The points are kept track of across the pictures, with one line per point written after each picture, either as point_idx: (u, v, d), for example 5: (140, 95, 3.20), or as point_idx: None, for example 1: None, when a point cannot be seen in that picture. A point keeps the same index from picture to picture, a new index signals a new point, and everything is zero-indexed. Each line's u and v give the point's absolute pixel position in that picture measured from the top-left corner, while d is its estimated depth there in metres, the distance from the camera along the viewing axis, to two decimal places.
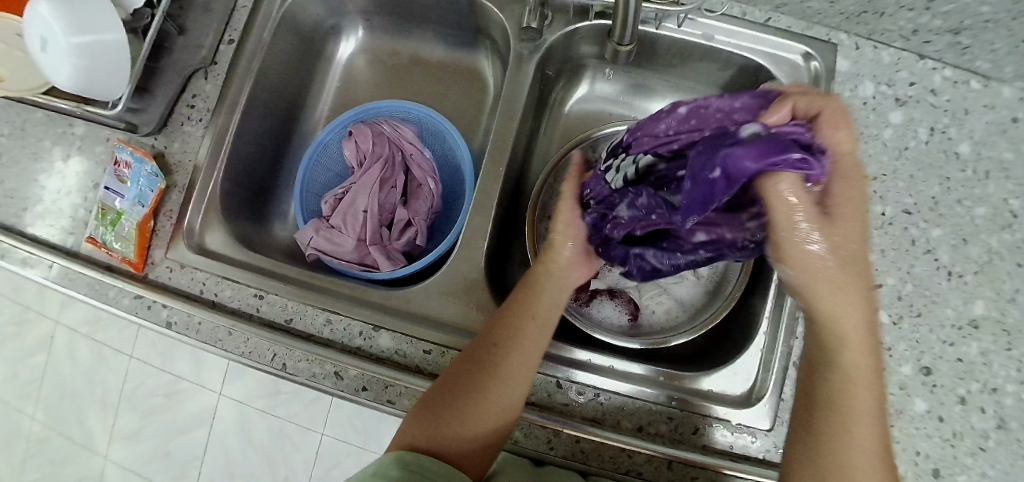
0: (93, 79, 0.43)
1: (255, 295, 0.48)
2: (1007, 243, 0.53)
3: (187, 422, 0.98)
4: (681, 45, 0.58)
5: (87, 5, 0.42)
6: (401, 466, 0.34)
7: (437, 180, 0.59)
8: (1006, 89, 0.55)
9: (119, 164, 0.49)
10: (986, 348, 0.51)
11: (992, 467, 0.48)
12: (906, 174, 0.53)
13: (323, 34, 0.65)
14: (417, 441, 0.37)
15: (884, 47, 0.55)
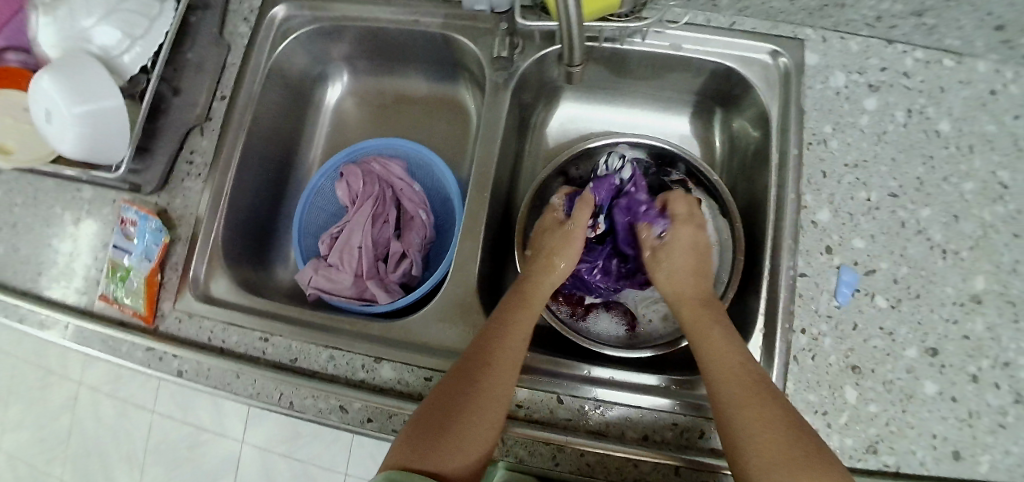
0: (98, 146, 0.46)
1: (260, 338, 0.49)
2: (1001, 215, 0.53)
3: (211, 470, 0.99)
4: (650, 57, 0.59)
5: (84, 73, 0.43)
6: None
7: (428, 211, 0.62)
8: (980, 64, 0.56)
9: (126, 223, 0.52)
10: (992, 323, 0.50)
11: (1016, 444, 0.47)
12: (888, 157, 0.53)
13: (310, 82, 0.68)
14: (411, 462, 0.36)
15: (850, 37, 0.56)
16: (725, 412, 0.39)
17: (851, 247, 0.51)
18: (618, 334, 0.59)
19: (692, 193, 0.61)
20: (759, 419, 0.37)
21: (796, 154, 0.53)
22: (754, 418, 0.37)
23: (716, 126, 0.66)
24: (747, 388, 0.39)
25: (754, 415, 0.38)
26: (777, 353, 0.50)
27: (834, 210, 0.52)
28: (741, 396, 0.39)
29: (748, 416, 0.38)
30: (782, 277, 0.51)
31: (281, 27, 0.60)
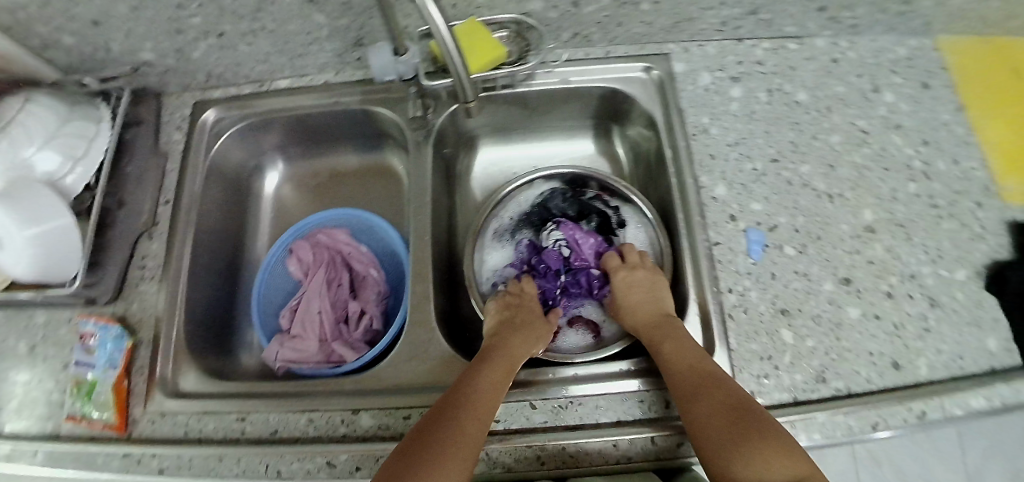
0: (54, 264, 0.48)
1: (237, 418, 0.50)
2: (870, 156, 0.60)
3: None
4: (546, 94, 0.67)
5: (35, 199, 0.47)
6: None
7: (379, 267, 0.66)
8: (818, 41, 0.66)
9: (85, 337, 0.52)
10: (891, 245, 0.58)
11: (945, 343, 0.53)
12: (761, 131, 0.62)
13: (249, 174, 0.73)
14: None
15: (706, 43, 0.67)
16: (690, 411, 0.44)
17: (750, 211, 0.59)
18: (583, 343, 0.63)
19: (611, 202, 0.70)
20: (717, 412, 0.43)
21: (684, 146, 0.61)
22: (714, 411, 0.43)
23: (616, 139, 0.75)
24: (702, 384, 0.45)
25: (713, 406, 0.43)
26: (713, 315, 0.55)
27: (728, 184, 0.60)
28: (697, 389, 0.45)
29: (707, 409, 0.43)
30: (699, 247, 0.58)
31: (214, 129, 0.66)
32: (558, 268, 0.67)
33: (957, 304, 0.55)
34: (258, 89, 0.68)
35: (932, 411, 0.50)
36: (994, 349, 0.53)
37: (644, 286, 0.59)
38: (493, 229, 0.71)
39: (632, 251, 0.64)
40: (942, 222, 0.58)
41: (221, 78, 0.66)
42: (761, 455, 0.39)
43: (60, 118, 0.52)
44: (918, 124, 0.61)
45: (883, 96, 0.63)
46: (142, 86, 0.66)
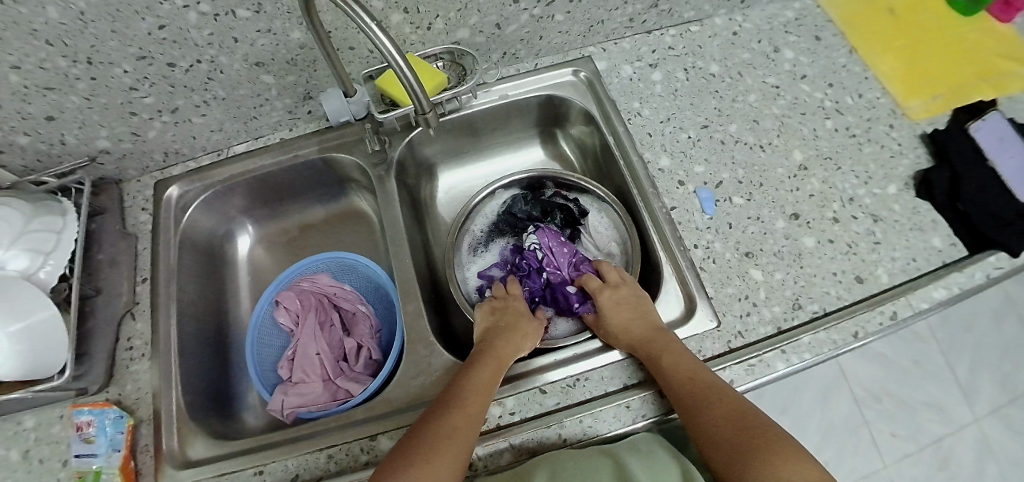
0: (38, 354, 0.47)
1: (255, 472, 0.50)
2: (784, 106, 0.68)
3: None
4: (489, 112, 0.73)
5: (14, 298, 0.47)
6: None
7: (366, 301, 0.68)
8: (717, 19, 0.74)
9: (82, 426, 0.50)
10: (825, 177, 0.64)
11: (895, 251, 0.59)
12: (687, 104, 0.69)
13: (220, 242, 0.74)
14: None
15: (621, 40, 0.74)
16: (696, 424, 0.45)
17: (695, 173, 0.65)
18: (574, 328, 0.67)
19: (569, 196, 0.76)
20: (718, 423, 0.44)
21: (623, 130, 0.68)
22: (716, 420, 0.44)
23: (561, 142, 0.81)
24: (703, 393, 0.46)
25: (716, 418, 0.44)
26: (687, 271, 0.59)
27: (670, 155, 0.66)
28: (698, 399, 0.45)
29: (711, 420, 0.44)
30: (660, 214, 0.63)
31: (180, 203, 0.68)
32: (540, 271, 0.69)
33: (896, 214, 0.61)
34: (216, 158, 0.70)
35: (902, 310, 0.55)
36: (939, 245, 0.58)
37: (630, 304, 0.58)
38: (470, 243, 0.75)
39: (611, 269, 0.64)
40: (863, 147, 0.65)
41: (179, 154, 0.68)
42: (767, 466, 0.39)
43: (26, 216, 0.54)
44: (818, 72, 0.69)
45: (783, 54, 0.71)
46: (100, 177, 0.67)
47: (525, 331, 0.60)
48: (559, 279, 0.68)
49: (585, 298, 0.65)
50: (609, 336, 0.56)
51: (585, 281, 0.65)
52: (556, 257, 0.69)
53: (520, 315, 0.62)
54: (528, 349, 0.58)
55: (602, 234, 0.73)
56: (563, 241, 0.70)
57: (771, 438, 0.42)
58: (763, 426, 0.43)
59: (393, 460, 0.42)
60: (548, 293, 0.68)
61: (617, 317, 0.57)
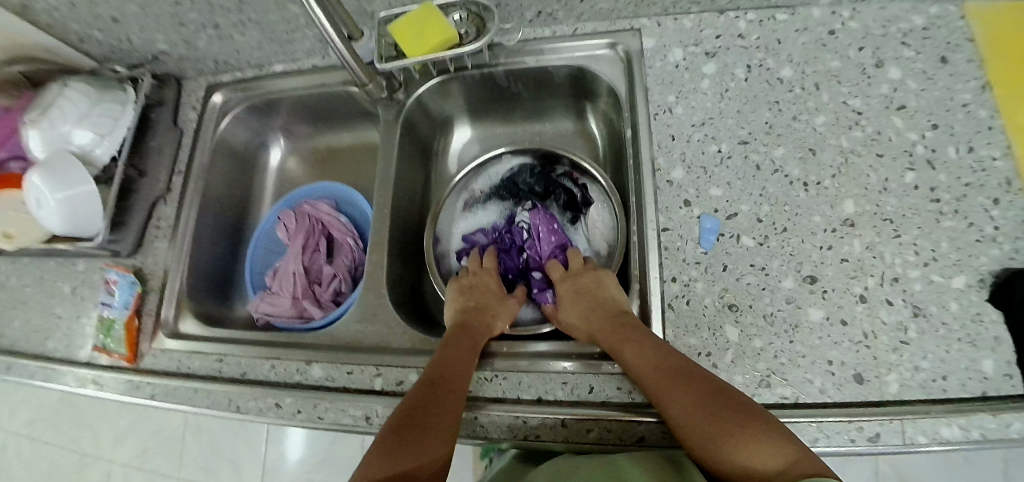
0: (82, 221, 0.60)
1: (217, 359, 0.59)
2: (857, 141, 0.53)
3: None
4: (516, 72, 0.66)
5: (69, 170, 0.58)
6: None
7: (355, 237, 0.71)
8: (815, 10, 0.59)
9: (110, 283, 0.64)
10: (871, 242, 0.50)
11: (925, 359, 0.46)
12: (733, 111, 0.56)
13: (254, 150, 0.80)
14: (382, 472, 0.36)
15: (683, 16, 0.61)
16: (665, 412, 0.41)
17: (708, 197, 0.53)
18: (538, 318, 0.63)
19: (580, 181, 0.67)
20: (692, 412, 0.39)
21: (644, 125, 0.57)
22: (688, 404, 0.40)
23: (590, 117, 0.72)
24: (670, 381, 0.42)
25: (686, 402, 0.40)
26: (653, 303, 0.51)
27: (687, 167, 0.55)
28: (664, 391, 0.41)
29: (682, 410, 0.40)
30: (647, 234, 0.53)
31: (221, 110, 0.74)
32: (522, 249, 0.66)
33: (949, 316, 0.47)
34: (258, 73, 0.74)
35: (889, 435, 0.43)
36: (989, 372, 0.44)
37: (586, 295, 0.55)
38: (465, 200, 0.71)
39: (576, 257, 0.61)
40: (943, 220, 0.49)
41: (226, 63, 0.73)
42: (747, 448, 0.36)
43: (91, 100, 0.62)
44: (927, 105, 0.53)
45: (886, 71, 0.55)
46: (162, 72, 0.74)
47: (496, 312, 0.57)
48: (535, 263, 0.65)
49: (546, 286, 0.63)
50: (566, 327, 0.55)
51: (550, 270, 0.62)
52: (538, 238, 0.64)
53: (485, 290, 0.59)
54: (498, 332, 0.55)
55: (598, 228, 0.65)
56: (551, 222, 0.65)
57: (746, 416, 0.38)
58: (737, 402, 0.39)
59: (377, 444, 0.39)
60: (524, 273, 0.66)
61: (571, 307, 0.55)
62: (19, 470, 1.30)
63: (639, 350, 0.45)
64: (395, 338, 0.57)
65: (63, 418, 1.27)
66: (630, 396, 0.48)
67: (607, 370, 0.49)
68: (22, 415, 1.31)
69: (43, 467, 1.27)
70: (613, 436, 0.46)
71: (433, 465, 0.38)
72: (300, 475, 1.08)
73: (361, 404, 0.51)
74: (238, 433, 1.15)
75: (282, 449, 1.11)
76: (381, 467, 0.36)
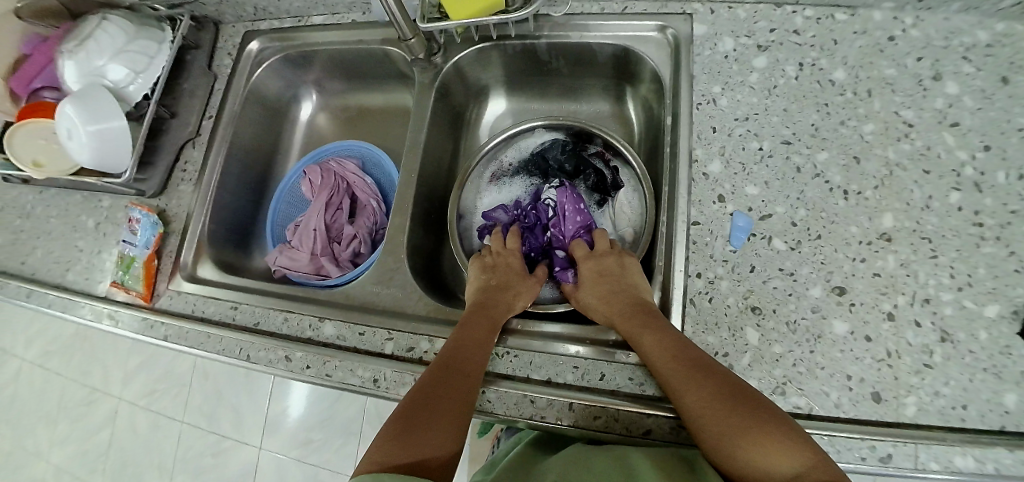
0: (111, 157, 0.60)
1: (231, 307, 0.60)
2: (906, 153, 0.51)
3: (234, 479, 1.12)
4: (558, 46, 0.65)
5: (100, 103, 0.58)
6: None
7: (379, 200, 0.71)
8: (877, 13, 0.56)
9: (133, 221, 0.64)
10: (906, 260, 0.48)
11: (946, 385, 0.43)
12: (779, 109, 0.54)
13: (286, 103, 0.80)
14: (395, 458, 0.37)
15: (738, 6, 0.59)
16: (679, 404, 0.41)
17: (743, 195, 0.52)
18: (556, 297, 0.63)
19: (611, 162, 0.67)
20: (707, 408, 0.39)
21: (686, 114, 0.56)
22: (704, 402, 0.39)
23: (628, 102, 0.71)
24: (687, 375, 0.41)
25: (702, 400, 0.39)
26: (676, 298, 0.50)
27: (725, 161, 0.53)
28: (681, 383, 0.41)
29: (697, 404, 0.39)
30: (677, 226, 0.52)
31: (257, 58, 0.73)
32: (545, 227, 0.65)
33: (977, 344, 0.44)
34: (296, 24, 0.72)
35: (901, 457, 0.42)
36: (1012, 407, 0.42)
37: (611, 277, 0.54)
38: (493, 171, 0.70)
39: (603, 238, 0.60)
40: (983, 245, 0.47)
41: (266, 11, 0.72)
42: (759, 450, 0.35)
43: (128, 36, 0.62)
44: (986, 123, 0.50)
45: (943, 85, 0.52)
46: (201, 15, 0.74)
47: (518, 290, 0.56)
48: (558, 241, 0.63)
49: (567, 265, 0.62)
50: (588, 307, 0.54)
51: (575, 248, 0.61)
52: (564, 216, 0.63)
53: (507, 266, 0.59)
54: (518, 309, 0.55)
55: (626, 213, 0.64)
56: (578, 201, 0.64)
57: (763, 417, 0.37)
58: (756, 401, 0.38)
59: (390, 423, 0.40)
60: (546, 251, 0.65)
61: (594, 290, 0.54)
62: (29, 396, 1.34)
63: (657, 344, 0.44)
64: (410, 304, 0.57)
65: (77, 352, 1.31)
66: (641, 387, 0.47)
67: (621, 359, 0.49)
68: (38, 344, 1.35)
69: (52, 397, 1.31)
70: (621, 426, 0.46)
71: (444, 452, 0.39)
72: (298, 434, 1.10)
73: (370, 366, 0.52)
74: (242, 385, 1.17)
75: (283, 407, 1.12)
76: (393, 450, 0.38)
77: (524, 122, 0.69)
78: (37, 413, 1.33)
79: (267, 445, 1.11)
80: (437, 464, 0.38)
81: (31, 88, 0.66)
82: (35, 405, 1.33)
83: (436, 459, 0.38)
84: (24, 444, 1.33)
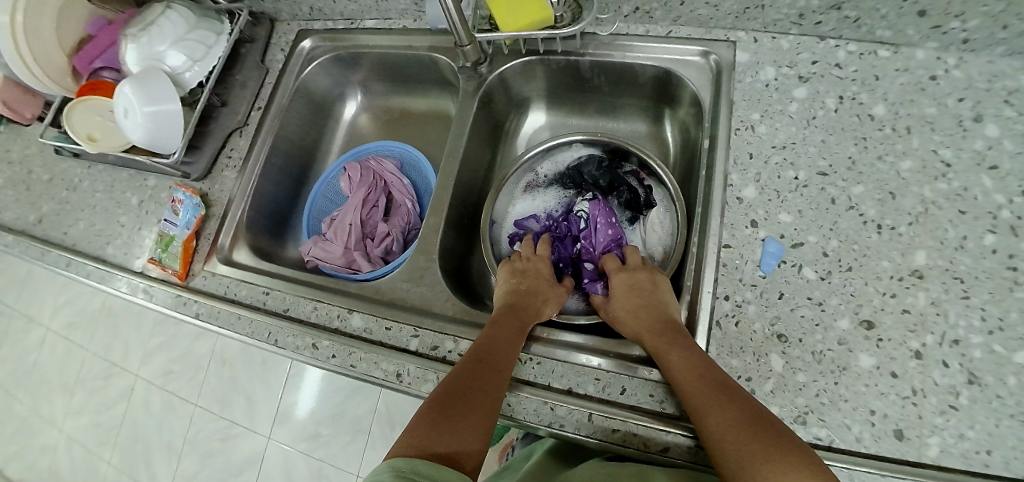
0: (162, 139, 0.62)
1: (263, 291, 0.62)
2: (943, 192, 0.50)
3: (240, 465, 1.13)
4: (601, 64, 0.66)
5: (160, 89, 0.60)
6: (396, 473, 0.33)
7: (414, 201, 0.73)
8: (920, 52, 0.56)
9: (175, 201, 0.66)
10: (937, 298, 0.47)
11: (972, 429, 0.43)
12: (817, 140, 0.55)
13: (331, 100, 0.82)
14: (424, 445, 0.37)
15: (781, 36, 0.60)
16: (702, 426, 0.41)
17: (776, 222, 0.52)
18: (581, 309, 0.64)
19: (646, 181, 0.67)
20: (730, 430, 0.39)
21: (723, 138, 0.57)
22: (731, 429, 0.39)
23: (665, 123, 0.72)
24: (712, 395, 0.41)
25: (728, 425, 0.39)
26: (702, 319, 0.51)
27: (759, 187, 0.54)
28: (705, 404, 0.41)
29: (721, 426, 0.40)
30: (707, 248, 0.53)
31: (308, 56, 0.76)
32: (577, 240, 0.66)
33: (1005, 390, 0.43)
34: (347, 26, 0.75)
35: None
36: None
37: (641, 292, 0.55)
38: (527, 181, 0.71)
39: (635, 254, 0.61)
40: (1017, 289, 0.46)
41: (320, 12, 0.74)
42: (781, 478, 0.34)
43: (190, 25, 0.65)
44: None
45: (984, 127, 0.52)
46: (259, 10, 0.77)
47: (546, 298, 0.57)
48: (590, 254, 0.64)
49: (596, 277, 0.63)
50: (618, 322, 0.55)
51: (607, 262, 0.62)
52: (596, 230, 0.65)
53: (538, 274, 0.60)
54: (546, 317, 0.56)
55: (657, 232, 0.65)
56: (610, 216, 0.65)
57: (787, 446, 0.36)
58: (781, 430, 0.38)
59: (420, 413, 0.41)
60: (577, 264, 0.65)
61: (625, 305, 0.55)
62: (49, 365, 1.38)
63: (686, 365, 0.44)
64: (438, 303, 0.58)
65: (100, 325, 1.34)
66: (662, 406, 0.47)
67: (644, 375, 0.49)
68: (64, 315, 1.39)
69: (72, 368, 1.34)
70: (638, 442, 0.46)
71: (473, 449, 0.39)
72: (307, 426, 1.12)
73: (394, 360, 0.53)
74: (257, 372, 1.19)
75: (295, 398, 1.14)
76: (424, 438, 0.38)
77: (561, 136, 0.70)
78: (55, 382, 1.36)
79: (276, 436, 1.13)
80: (466, 461, 0.38)
81: (92, 67, 0.69)
82: (54, 375, 1.37)
83: (466, 455, 0.38)
84: (39, 412, 1.36)
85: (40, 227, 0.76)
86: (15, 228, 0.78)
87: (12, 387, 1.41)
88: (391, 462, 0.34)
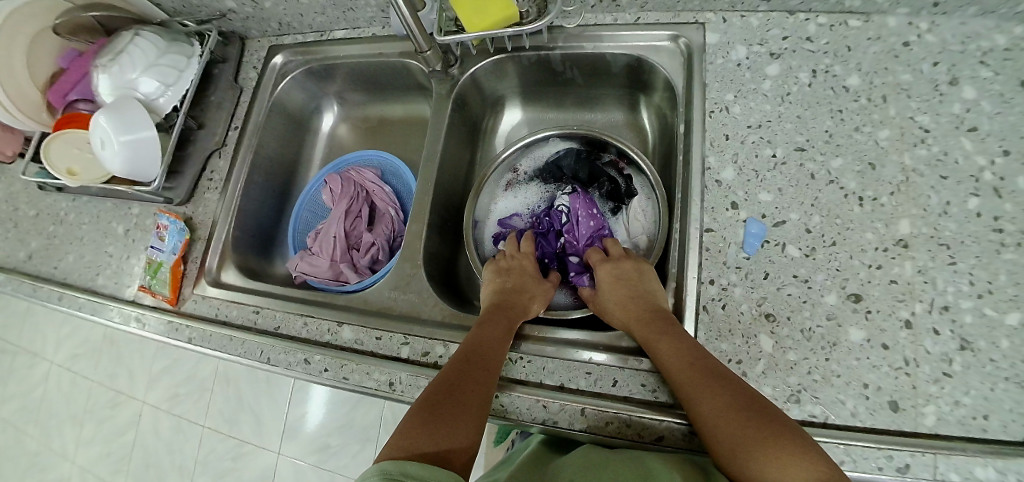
0: (141, 167, 0.63)
1: (254, 311, 0.62)
2: (924, 159, 0.50)
3: None
4: (572, 57, 0.66)
5: (136, 117, 0.61)
6: (385, 476, 0.33)
7: (398, 208, 0.73)
8: (891, 19, 0.56)
9: (161, 227, 0.67)
10: (923, 267, 0.47)
11: (967, 395, 0.42)
12: (793, 116, 0.54)
13: (309, 114, 0.82)
14: (417, 447, 0.38)
15: (751, 14, 0.59)
16: (693, 410, 0.41)
17: (757, 202, 0.52)
18: (570, 303, 0.64)
19: (625, 171, 0.68)
20: (723, 415, 0.39)
21: (699, 121, 0.56)
22: (724, 414, 0.39)
23: (643, 110, 0.72)
24: (704, 380, 0.41)
25: (720, 411, 0.39)
26: (688, 305, 0.50)
27: (738, 168, 0.53)
28: (696, 389, 0.41)
29: (713, 411, 0.39)
30: (690, 233, 0.53)
31: (281, 71, 0.76)
32: (559, 234, 0.66)
33: (997, 353, 0.43)
34: (318, 38, 0.75)
35: (920, 468, 0.41)
36: None
37: (630, 282, 0.55)
38: (508, 179, 0.71)
39: (617, 246, 0.61)
40: (1004, 251, 0.46)
41: (290, 26, 0.74)
42: (776, 459, 0.34)
43: (159, 50, 0.65)
44: (1008, 127, 0.49)
45: (960, 90, 0.51)
46: (229, 29, 0.77)
47: (534, 294, 0.57)
48: (575, 248, 0.65)
49: (584, 269, 0.64)
50: (609, 312, 0.55)
51: (590, 254, 0.62)
52: (580, 224, 0.65)
53: (525, 272, 0.60)
54: (533, 313, 0.56)
55: (639, 221, 0.65)
56: (592, 207, 0.65)
57: (779, 427, 0.37)
58: (772, 412, 0.38)
59: (410, 414, 0.41)
60: (561, 257, 0.66)
61: (613, 296, 0.55)
62: (58, 398, 1.39)
63: (675, 352, 0.44)
64: (426, 308, 0.58)
65: (104, 354, 1.35)
66: (655, 394, 0.47)
67: (636, 365, 0.49)
68: (68, 348, 1.40)
69: (79, 399, 1.35)
70: (632, 432, 0.46)
71: (464, 448, 0.39)
72: (316, 438, 1.12)
73: (386, 370, 0.53)
74: (263, 389, 1.19)
75: (302, 412, 1.15)
76: (415, 440, 0.38)
77: (538, 132, 0.70)
78: (64, 415, 1.37)
79: (286, 451, 1.13)
80: (457, 459, 0.38)
81: (67, 99, 0.70)
82: (63, 407, 1.38)
83: (457, 453, 0.39)
84: (51, 446, 1.37)
85: (31, 264, 0.76)
86: (7, 266, 0.78)
87: (22, 423, 1.42)
88: (381, 466, 0.34)
